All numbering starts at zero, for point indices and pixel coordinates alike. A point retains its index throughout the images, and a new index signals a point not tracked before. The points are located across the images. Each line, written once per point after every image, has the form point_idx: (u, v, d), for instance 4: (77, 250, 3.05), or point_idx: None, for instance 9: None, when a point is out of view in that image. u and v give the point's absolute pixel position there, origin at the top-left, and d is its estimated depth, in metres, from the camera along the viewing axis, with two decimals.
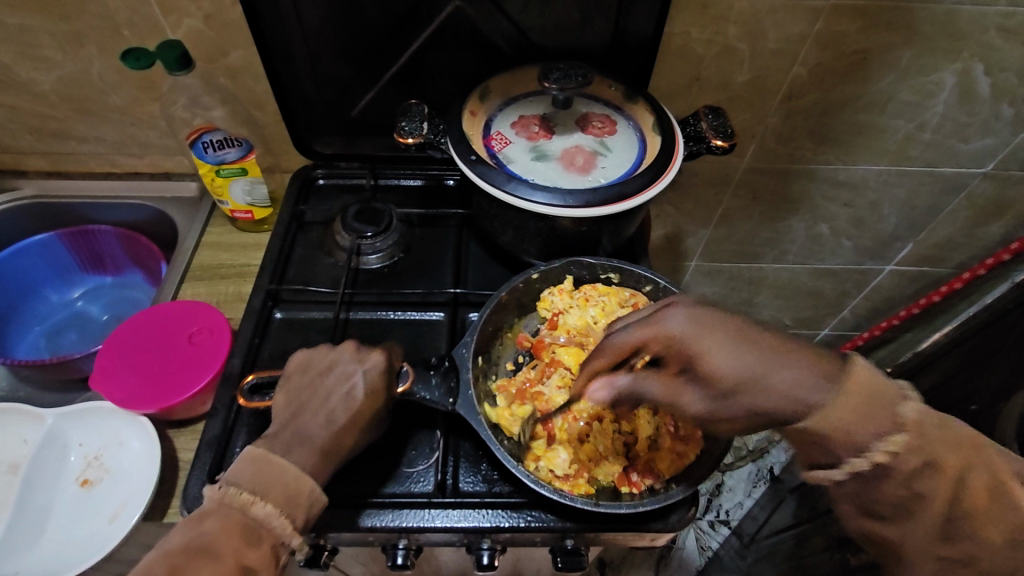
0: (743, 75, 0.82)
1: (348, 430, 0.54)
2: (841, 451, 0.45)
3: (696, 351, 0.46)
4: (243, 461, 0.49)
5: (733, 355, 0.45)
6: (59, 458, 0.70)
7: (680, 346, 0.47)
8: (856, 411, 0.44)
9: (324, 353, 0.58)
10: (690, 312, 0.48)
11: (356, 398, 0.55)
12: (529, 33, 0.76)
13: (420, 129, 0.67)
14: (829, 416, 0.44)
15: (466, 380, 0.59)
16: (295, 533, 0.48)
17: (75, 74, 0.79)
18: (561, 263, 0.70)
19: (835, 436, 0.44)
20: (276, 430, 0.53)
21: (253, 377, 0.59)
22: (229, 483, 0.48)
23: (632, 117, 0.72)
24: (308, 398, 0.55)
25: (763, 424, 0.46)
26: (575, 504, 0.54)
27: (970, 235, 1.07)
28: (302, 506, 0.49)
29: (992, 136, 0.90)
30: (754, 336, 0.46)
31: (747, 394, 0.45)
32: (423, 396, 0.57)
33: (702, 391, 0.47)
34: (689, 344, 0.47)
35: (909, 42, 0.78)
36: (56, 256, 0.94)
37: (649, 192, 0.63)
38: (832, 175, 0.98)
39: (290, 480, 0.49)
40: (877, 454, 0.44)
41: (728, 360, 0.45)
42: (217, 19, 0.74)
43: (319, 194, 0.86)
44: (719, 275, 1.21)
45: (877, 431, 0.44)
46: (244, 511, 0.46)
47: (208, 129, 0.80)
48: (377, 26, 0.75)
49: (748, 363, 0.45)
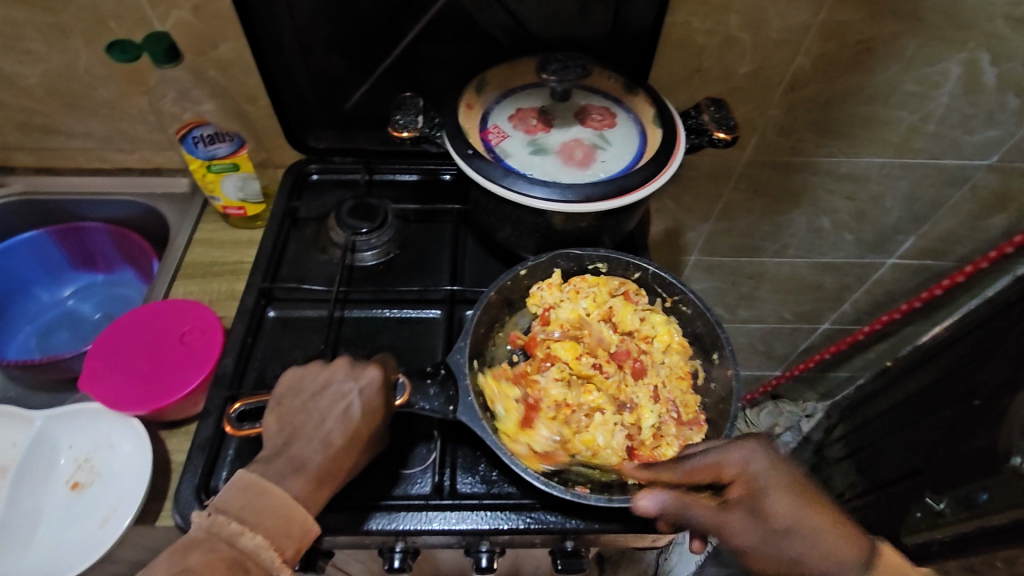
0: (745, 66, 0.81)
1: (344, 452, 0.52)
2: None
3: (775, 492, 0.49)
4: (234, 488, 0.48)
5: (792, 502, 0.48)
6: (48, 461, 0.69)
7: (752, 480, 0.49)
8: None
9: (316, 371, 0.57)
10: (767, 456, 0.50)
11: (352, 417, 0.53)
12: (526, 24, 0.74)
13: (415, 123, 0.66)
14: None
15: (466, 387, 0.57)
16: (285, 566, 0.46)
17: (60, 67, 0.77)
18: (549, 256, 0.68)
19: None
20: (270, 455, 0.52)
21: (239, 405, 0.57)
22: (218, 510, 0.47)
23: (632, 110, 0.70)
24: (302, 422, 0.54)
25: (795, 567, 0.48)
26: (589, 501, 0.53)
27: (973, 228, 1.06)
28: (291, 537, 0.48)
29: (996, 128, 0.89)
30: (814, 493, 0.50)
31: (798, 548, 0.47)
32: (422, 407, 0.55)
33: (755, 527, 0.48)
34: (769, 485, 0.49)
35: (915, 32, 0.77)
36: (46, 254, 0.92)
37: (650, 187, 0.62)
38: (834, 168, 0.96)
39: (282, 510, 0.48)
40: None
41: (791, 509, 0.48)
42: (205, 10, 0.72)
43: (312, 189, 0.84)
44: (719, 269, 1.19)
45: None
46: (231, 543, 0.45)
47: (198, 124, 0.78)
48: (371, 17, 0.73)
49: (819, 506, 0.49)
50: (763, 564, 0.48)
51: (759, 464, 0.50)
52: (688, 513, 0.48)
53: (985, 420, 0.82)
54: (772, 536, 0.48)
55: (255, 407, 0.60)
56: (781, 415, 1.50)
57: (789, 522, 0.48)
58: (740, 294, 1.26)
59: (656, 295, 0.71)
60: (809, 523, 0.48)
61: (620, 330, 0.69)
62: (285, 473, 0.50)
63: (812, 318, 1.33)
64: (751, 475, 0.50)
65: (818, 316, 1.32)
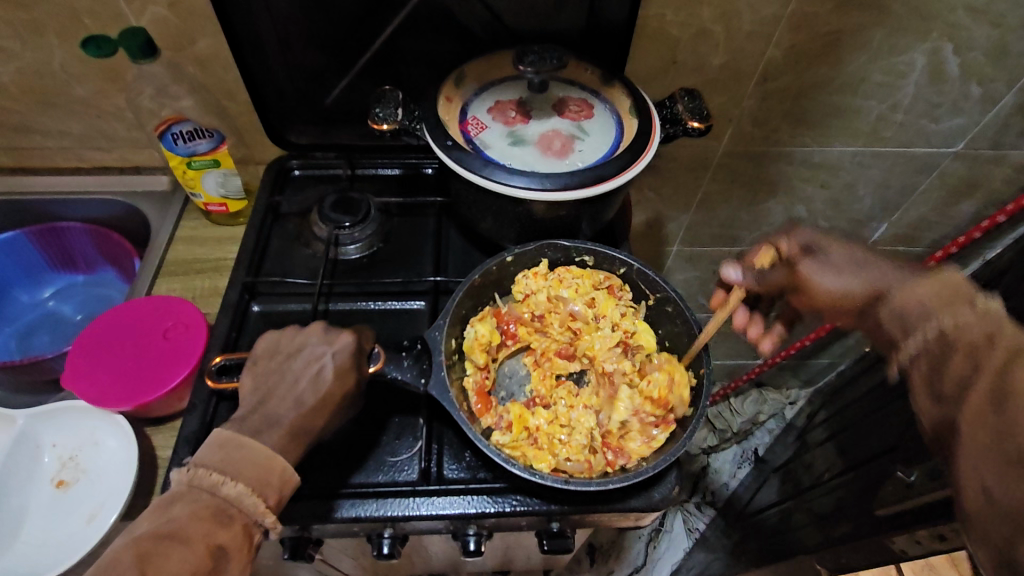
0: (719, 58, 0.83)
1: (317, 412, 0.53)
2: (914, 326, 0.48)
3: (827, 240, 0.56)
4: (212, 445, 0.49)
5: (847, 249, 0.56)
6: (33, 459, 0.69)
7: (805, 242, 0.57)
8: (937, 291, 0.48)
9: (291, 337, 0.58)
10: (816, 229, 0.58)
11: (324, 381, 0.54)
12: (504, 17, 0.76)
13: (395, 116, 0.66)
14: (914, 289, 0.49)
15: (439, 362, 0.59)
16: (268, 512, 0.47)
17: (35, 65, 0.77)
18: (535, 246, 0.69)
19: (916, 313, 0.48)
20: (244, 414, 0.52)
21: (220, 359, 0.59)
22: (197, 465, 0.47)
23: (608, 101, 0.72)
24: (276, 382, 0.54)
25: (857, 286, 0.53)
26: (546, 482, 0.54)
27: (943, 214, 1.10)
28: (272, 486, 0.48)
29: (962, 116, 0.92)
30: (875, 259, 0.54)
31: (873, 279, 0.52)
32: (394, 377, 0.57)
33: (823, 266, 0.55)
34: (825, 239, 0.57)
35: (881, 23, 0.79)
36: (25, 255, 0.91)
37: (627, 174, 0.63)
38: (808, 157, 0.99)
39: (261, 460, 0.48)
40: (944, 323, 0.46)
41: (850, 251, 0.55)
42: (182, 6, 0.71)
43: (295, 184, 0.85)
44: (700, 260, 1.22)
45: (952, 305, 0.47)
46: (214, 493, 0.46)
47: (175, 120, 0.78)
48: (348, 11, 0.73)
49: (887, 262, 0.53)
50: (838, 294, 0.54)
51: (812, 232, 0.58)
52: (761, 274, 0.59)
53: None
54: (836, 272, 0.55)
55: (236, 363, 0.61)
56: (764, 404, 1.53)
57: (850, 262, 0.55)
58: None
59: (640, 292, 0.71)
60: (869, 266, 0.54)
61: (599, 321, 0.71)
62: (259, 429, 0.51)
63: None
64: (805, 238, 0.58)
65: None
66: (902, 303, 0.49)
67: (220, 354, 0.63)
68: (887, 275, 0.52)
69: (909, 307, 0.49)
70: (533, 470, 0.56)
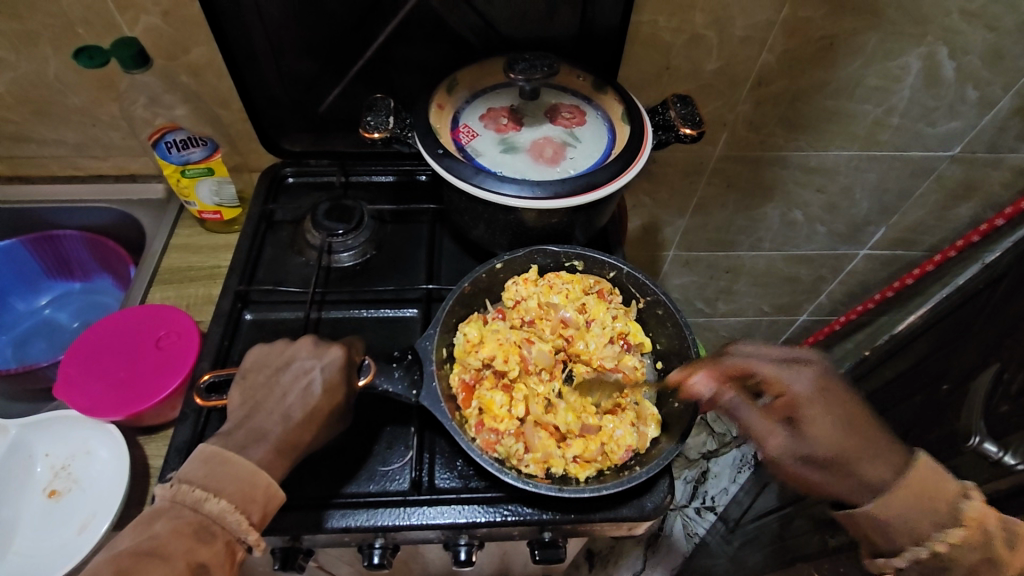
0: (713, 63, 0.82)
1: (304, 427, 0.53)
2: (901, 540, 0.52)
3: (815, 409, 0.56)
4: (196, 459, 0.49)
5: (836, 421, 0.55)
6: (25, 469, 0.69)
7: (798, 399, 0.56)
8: (915, 502, 0.52)
9: (282, 349, 0.57)
10: (818, 378, 0.57)
11: (313, 394, 0.54)
12: (496, 25, 0.76)
13: (386, 124, 0.66)
14: (888, 506, 0.52)
15: (431, 372, 0.59)
16: (251, 529, 0.47)
17: (29, 74, 0.77)
18: (524, 252, 0.69)
19: (894, 525, 0.52)
20: (231, 428, 0.52)
21: (209, 376, 0.58)
22: (181, 480, 0.47)
23: (601, 107, 0.72)
24: (264, 397, 0.54)
25: (814, 476, 0.54)
26: (539, 490, 0.54)
27: (941, 217, 1.10)
28: (257, 502, 0.48)
29: (958, 119, 0.92)
30: (865, 425, 0.56)
31: (835, 467, 0.54)
32: (386, 388, 0.57)
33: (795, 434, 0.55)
34: (813, 400, 0.56)
35: (875, 27, 0.79)
36: (21, 263, 0.92)
37: (618, 182, 0.63)
38: (804, 162, 0.98)
39: (245, 476, 0.48)
40: (936, 544, 0.52)
41: (831, 427, 0.55)
42: (175, 15, 0.72)
43: (289, 191, 0.85)
44: (696, 264, 1.21)
45: (937, 523, 0.52)
46: (197, 509, 0.46)
47: (171, 129, 0.79)
48: (340, 19, 0.73)
49: (849, 453, 0.54)
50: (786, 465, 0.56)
51: (812, 388, 0.57)
52: (736, 409, 0.56)
53: (952, 403, 0.81)
54: (811, 453, 0.55)
55: (226, 379, 0.60)
56: None
57: (830, 444, 0.54)
58: (718, 287, 1.29)
59: (630, 295, 0.71)
60: (844, 449, 0.54)
61: (590, 325, 0.70)
62: (246, 444, 0.51)
63: (789, 310, 1.36)
64: (803, 395, 0.56)
65: (796, 308, 1.36)
66: (869, 519, 0.53)
67: (211, 370, 0.63)
68: (851, 474, 0.54)
69: (887, 523, 0.52)
70: (525, 478, 0.56)
